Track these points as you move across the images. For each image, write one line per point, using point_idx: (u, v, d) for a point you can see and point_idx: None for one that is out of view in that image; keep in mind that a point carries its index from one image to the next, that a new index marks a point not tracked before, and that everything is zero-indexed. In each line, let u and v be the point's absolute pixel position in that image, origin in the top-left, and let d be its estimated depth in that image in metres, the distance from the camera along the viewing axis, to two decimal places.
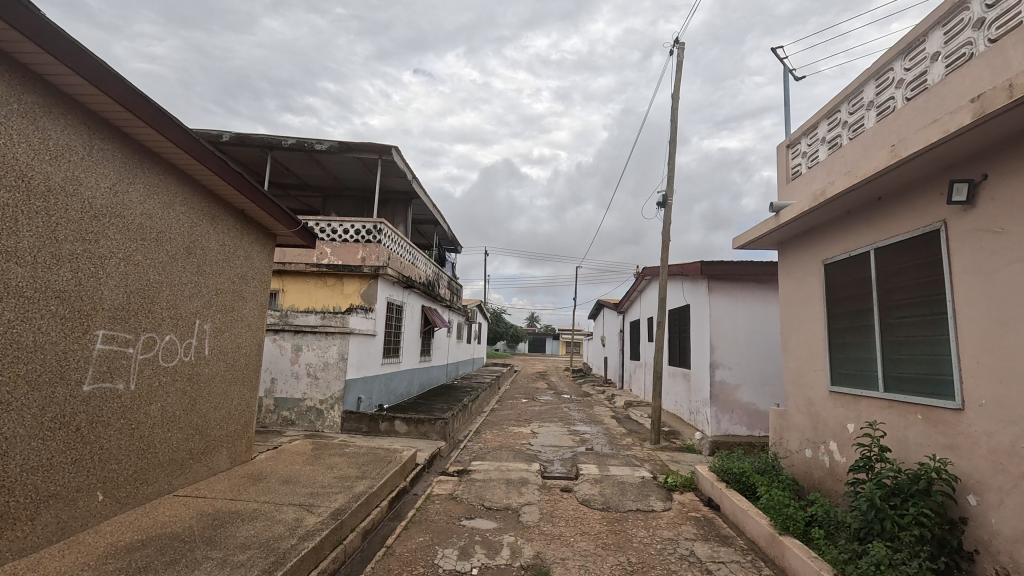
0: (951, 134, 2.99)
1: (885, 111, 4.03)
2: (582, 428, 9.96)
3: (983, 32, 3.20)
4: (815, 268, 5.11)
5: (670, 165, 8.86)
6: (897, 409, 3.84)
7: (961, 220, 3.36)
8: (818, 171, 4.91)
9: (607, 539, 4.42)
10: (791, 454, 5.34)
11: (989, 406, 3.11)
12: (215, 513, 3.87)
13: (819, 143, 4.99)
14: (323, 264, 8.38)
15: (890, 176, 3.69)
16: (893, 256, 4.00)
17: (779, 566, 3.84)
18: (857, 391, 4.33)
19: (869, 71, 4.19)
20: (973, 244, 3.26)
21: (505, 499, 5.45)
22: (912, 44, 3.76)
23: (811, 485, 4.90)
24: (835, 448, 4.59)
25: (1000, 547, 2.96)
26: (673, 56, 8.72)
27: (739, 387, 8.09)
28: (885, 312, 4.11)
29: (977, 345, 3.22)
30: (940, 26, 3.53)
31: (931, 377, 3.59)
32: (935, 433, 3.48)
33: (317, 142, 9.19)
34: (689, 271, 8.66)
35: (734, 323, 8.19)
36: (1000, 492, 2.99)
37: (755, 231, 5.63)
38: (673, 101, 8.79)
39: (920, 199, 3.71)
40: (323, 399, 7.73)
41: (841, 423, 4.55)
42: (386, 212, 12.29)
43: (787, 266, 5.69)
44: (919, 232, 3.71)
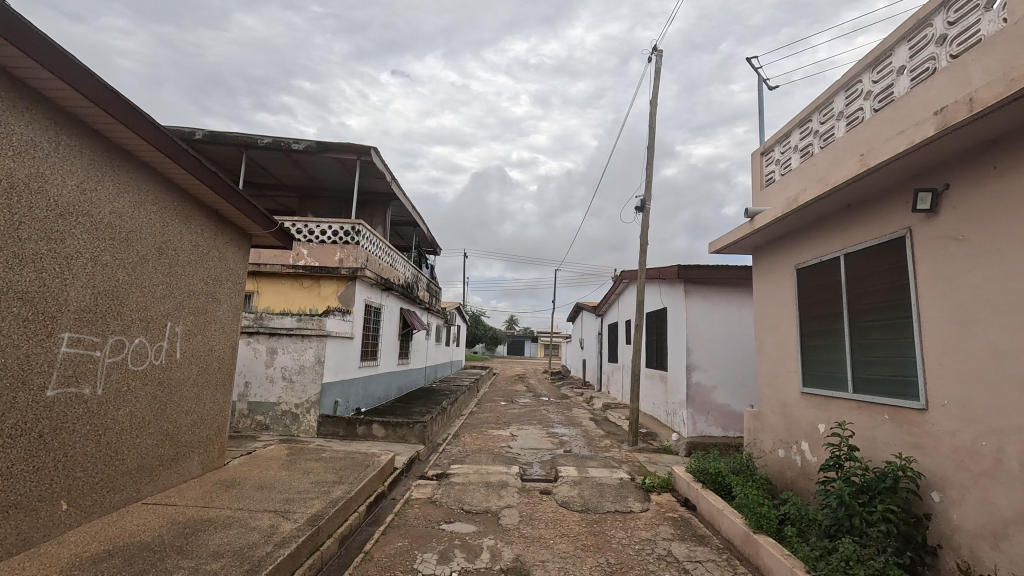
0: (917, 144, 3.10)
1: (855, 122, 4.17)
2: (561, 431, 10.01)
3: (945, 48, 3.34)
4: (788, 272, 5.25)
5: (648, 170, 9.03)
6: (865, 410, 3.97)
7: (925, 228, 3.50)
8: (791, 179, 5.06)
9: (585, 541, 4.45)
10: (765, 454, 5.46)
11: (952, 406, 3.23)
12: (185, 521, 3.76)
13: (791, 151, 5.14)
14: (299, 266, 8.23)
15: (857, 184, 3.83)
16: (862, 261, 4.14)
17: (752, 564, 3.94)
18: (828, 392, 4.47)
19: (839, 82, 4.33)
20: (937, 250, 3.39)
21: (485, 502, 5.43)
22: (879, 57, 3.91)
23: (784, 483, 5.04)
24: (807, 448, 4.72)
25: (961, 541, 3.09)
26: (651, 63, 8.89)
27: (715, 389, 8.24)
28: (853, 316, 4.25)
29: (940, 348, 3.35)
30: (906, 41, 3.67)
31: (897, 378, 3.73)
32: (902, 432, 3.60)
33: (294, 142, 9.03)
34: (666, 275, 8.79)
35: (710, 326, 8.32)
36: (962, 489, 3.12)
37: (731, 237, 5.76)
38: (650, 109, 8.97)
39: (888, 206, 3.85)
40: (298, 403, 7.60)
41: (812, 424, 4.68)
42: (364, 213, 12.14)
43: (760, 271, 5.85)
44: (886, 239, 3.86)
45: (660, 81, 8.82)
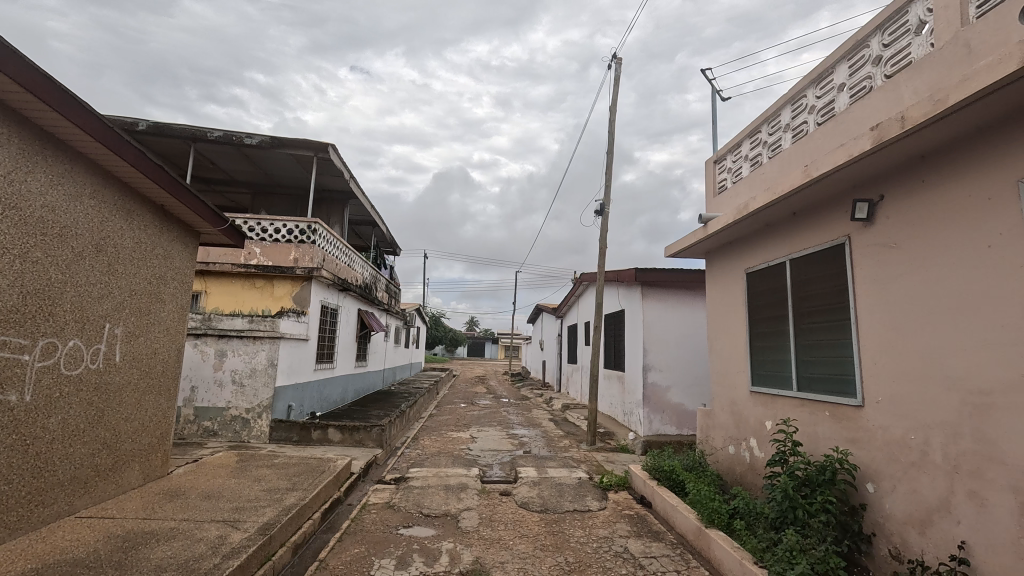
0: (856, 157, 3.30)
1: (800, 134, 4.41)
2: (520, 432, 10.06)
3: (880, 68, 3.58)
4: (738, 276, 5.48)
5: (607, 175, 9.22)
6: (808, 407, 4.19)
7: (862, 236, 3.74)
8: (742, 187, 5.28)
9: (544, 541, 4.49)
10: (716, 451, 5.67)
11: (884, 403, 3.46)
12: (125, 535, 3.55)
13: (742, 161, 5.37)
14: (251, 265, 7.92)
15: (803, 194, 4.04)
16: (806, 266, 4.38)
17: (704, 557, 4.08)
18: (774, 391, 4.69)
19: (786, 96, 4.56)
20: (873, 258, 3.62)
21: (444, 505, 5.39)
22: (822, 74, 4.14)
23: (733, 479, 5.24)
24: (755, 445, 4.94)
25: (892, 529, 3.31)
26: (611, 70, 9.10)
27: (670, 389, 8.48)
28: (797, 318, 4.48)
29: (875, 348, 3.58)
30: (845, 61, 3.91)
31: (836, 377, 3.96)
32: (840, 428, 3.83)
33: (247, 136, 8.70)
34: (624, 278, 8.99)
35: (665, 327, 8.57)
36: (893, 480, 3.34)
37: (685, 241, 5.96)
38: (609, 115, 9.17)
39: (829, 215, 4.08)
40: (249, 408, 7.31)
41: (760, 421, 4.90)
42: (321, 212, 11.81)
43: (713, 275, 6.08)
44: (827, 246, 4.09)
45: (620, 88, 9.03)
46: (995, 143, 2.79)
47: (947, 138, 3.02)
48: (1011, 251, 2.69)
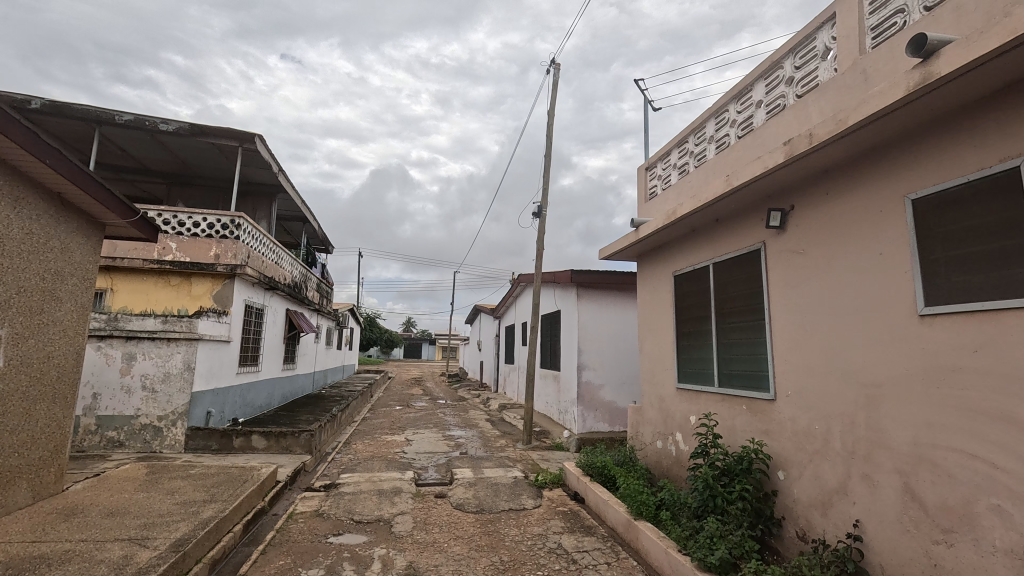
0: (770, 169, 3.57)
1: (722, 146, 4.70)
2: (457, 433, 9.99)
3: (792, 88, 3.89)
4: (666, 279, 5.75)
5: (545, 178, 9.38)
6: (728, 402, 4.48)
7: (775, 242, 4.04)
8: (670, 194, 5.56)
9: (479, 541, 4.49)
10: (645, 446, 5.92)
11: (793, 396, 3.76)
12: (7, 562, 3.15)
13: (671, 169, 5.65)
14: (166, 261, 7.29)
15: (724, 202, 4.31)
16: (727, 270, 4.67)
17: (633, 548, 4.25)
18: (698, 387, 4.96)
19: (711, 110, 4.85)
20: (785, 262, 3.93)
21: (376, 511, 5.25)
22: (742, 91, 4.45)
23: (660, 472, 5.50)
24: (680, 439, 5.20)
25: (799, 512, 3.61)
26: (549, 75, 9.26)
27: (603, 387, 8.76)
28: (719, 319, 4.77)
29: (785, 346, 3.88)
30: (763, 79, 4.22)
31: (752, 373, 4.26)
32: (755, 420, 4.11)
33: (161, 121, 8.03)
34: (560, 279, 9.18)
35: (599, 327, 8.83)
36: (799, 467, 3.64)
37: (618, 244, 6.18)
38: (547, 119, 9.33)
39: (747, 222, 4.38)
40: (162, 416, 6.76)
41: (685, 416, 5.17)
42: (246, 205, 11.14)
43: (643, 277, 6.34)
44: (746, 251, 4.39)
45: (557, 93, 9.21)
46: (883, 161, 3.11)
47: (845, 156, 3.33)
48: (894, 259, 3.01)
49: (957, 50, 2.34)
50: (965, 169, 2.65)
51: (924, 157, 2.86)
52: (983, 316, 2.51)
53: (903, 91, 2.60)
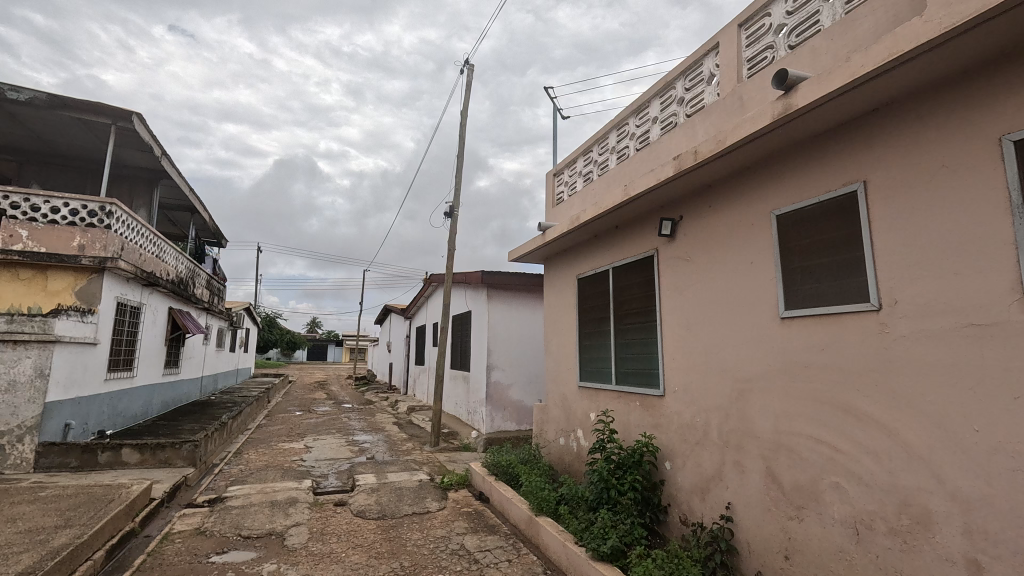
0: (662, 182, 3.85)
1: (623, 157, 4.98)
2: (362, 437, 9.64)
3: (682, 108, 4.22)
4: (571, 281, 5.98)
5: (457, 178, 9.35)
6: (623, 398, 4.75)
7: (666, 250, 4.36)
8: (575, 200, 5.79)
9: (379, 548, 4.36)
10: (548, 443, 6.11)
11: (679, 391, 4.07)
12: None
13: (577, 176, 5.89)
14: (13, 252, 6.26)
15: (622, 210, 4.58)
16: (624, 274, 4.96)
17: (534, 544, 4.38)
18: (597, 385, 5.22)
19: (613, 122, 5.12)
20: (673, 268, 4.25)
21: (268, 524, 4.91)
22: (641, 107, 4.74)
23: (562, 468, 5.70)
24: (581, 435, 5.43)
25: (682, 499, 3.92)
26: (463, 75, 9.25)
27: (511, 386, 8.91)
28: (616, 320, 5.05)
29: (673, 345, 4.19)
30: (658, 98, 4.53)
31: (645, 371, 4.56)
32: (647, 415, 4.41)
33: (11, 89, 6.91)
34: (471, 280, 9.20)
35: (508, 328, 8.98)
36: (683, 457, 3.95)
37: (527, 247, 6.33)
38: (460, 120, 9.31)
39: (643, 230, 4.68)
40: (4, 430, 5.82)
41: (585, 413, 5.41)
42: (120, 191, 9.92)
43: (550, 279, 6.54)
44: (641, 257, 4.69)
45: (471, 94, 9.23)
46: (754, 179, 3.46)
47: (724, 173, 3.67)
48: (762, 267, 3.37)
49: (812, 86, 2.67)
50: (816, 190, 3.02)
51: (786, 178, 3.22)
52: (828, 319, 2.89)
53: (770, 118, 2.92)
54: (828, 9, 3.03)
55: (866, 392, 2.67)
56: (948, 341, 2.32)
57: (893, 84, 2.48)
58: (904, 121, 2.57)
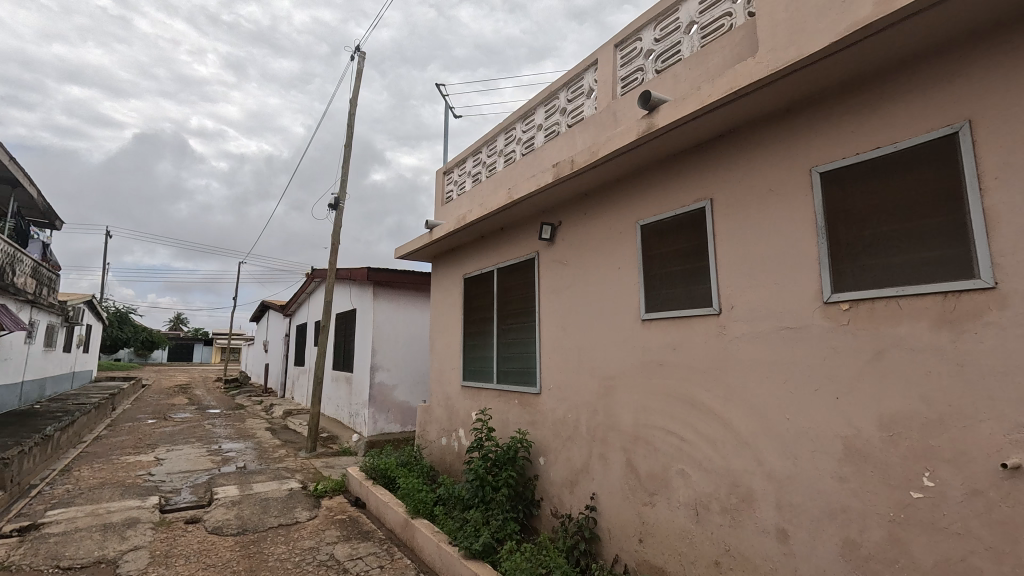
0: (542, 187, 3.99)
1: (509, 160, 5.08)
2: (227, 446, 8.77)
3: (564, 118, 4.40)
4: (457, 281, 5.97)
5: (344, 169, 8.90)
6: (503, 397, 4.84)
7: (546, 253, 4.52)
8: (463, 199, 5.79)
9: (235, 567, 3.98)
10: (430, 444, 6.04)
11: (553, 389, 4.24)
12: None
13: (466, 176, 5.90)
14: None
15: (507, 212, 4.67)
16: (507, 275, 5.06)
17: (409, 547, 4.30)
18: (479, 384, 5.26)
19: (501, 125, 5.20)
20: (552, 271, 4.42)
21: (97, 551, 4.25)
22: (528, 113, 4.87)
23: (443, 468, 5.66)
24: (462, 434, 5.44)
25: (553, 492, 4.09)
26: (353, 62, 8.84)
27: (396, 387, 8.67)
28: (499, 320, 5.13)
29: (550, 345, 4.35)
30: (543, 106, 4.69)
31: (523, 370, 4.69)
32: (524, 413, 4.54)
33: None
34: (356, 276, 8.82)
35: (394, 327, 8.73)
36: (555, 452, 4.12)
37: (413, 245, 6.21)
38: (349, 108, 8.88)
39: (525, 233, 4.81)
40: None
41: (467, 412, 5.43)
42: None
43: (436, 278, 6.47)
44: (524, 259, 4.82)
45: (361, 83, 8.85)
46: (624, 191, 3.72)
47: (599, 183, 3.89)
48: (627, 273, 3.63)
49: (670, 109, 2.93)
50: (672, 204, 3.32)
51: (649, 191, 3.50)
52: (679, 321, 3.19)
53: (636, 135, 3.16)
54: (688, 42, 3.34)
55: (707, 388, 2.99)
56: (769, 341, 2.68)
57: (733, 114, 2.81)
58: (741, 148, 2.92)
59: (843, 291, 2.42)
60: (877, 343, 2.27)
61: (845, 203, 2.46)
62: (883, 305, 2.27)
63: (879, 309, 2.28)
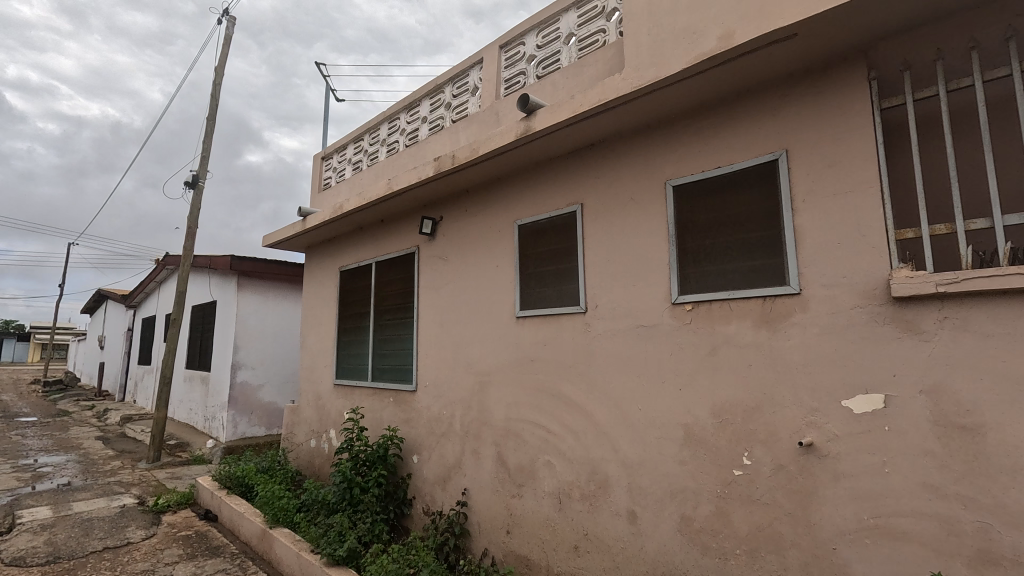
0: (423, 180, 3.91)
1: (392, 151, 4.92)
2: (40, 460, 7.37)
3: (449, 113, 4.36)
4: (332, 274, 5.64)
5: (205, 144, 7.95)
6: (377, 395, 4.67)
7: (426, 248, 4.44)
8: (341, 187, 5.48)
9: None
10: (297, 447, 5.64)
11: (429, 386, 4.19)
12: None
13: (345, 163, 5.59)
14: None
15: (387, 204, 4.50)
16: (386, 269, 4.89)
17: (266, 560, 3.96)
18: (353, 383, 5.02)
19: (385, 114, 5.02)
20: (432, 266, 4.36)
21: None
22: (412, 104, 4.75)
23: (310, 472, 5.32)
24: (332, 435, 5.15)
25: (425, 490, 4.03)
26: (220, 25, 7.94)
27: (261, 387, 7.97)
28: (376, 316, 4.95)
29: (427, 341, 4.29)
30: (428, 98, 4.60)
31: (399, 367, 4.57)
32: (399, 411, 4.42)
33: None
34: (217, 265, 7.94)
35: (261, 322, 8.02)
36: (429, 450, 4.07)
37: (284, 233, 5.74)
38: (214, 77, 7.96)
39: (406, 226, 4.69)
40: None
41: (339, 412, 5.15)
42: None
43: (310, 270, 6.06)
44: (403, 253, 4.69)
45: (230, 51, 7.97)
46: (503, 190, 3.78)
47: (480, 180, 3.91)
48: (504, 271, 3.70)
49: (546, 114, 3.04)
50: (547, 206, 3.45)
51: (527, 192, 3.60)
52: (550, 319, 3.32)
53: (514, 136, 3.23)
54: (566, 52, 3.49)
55: (572, 382, 3.15)
56: (626, 338, 2.90)
57: (603, 125, 2.98)
58: (609, 158, 3.12)
59: (688, 293, 2.69)
60: (712, 340, 2.57)
61: (692, 214, 2.74)
62: (718, 307, 2.57)
63: (715, 309, 2.58)
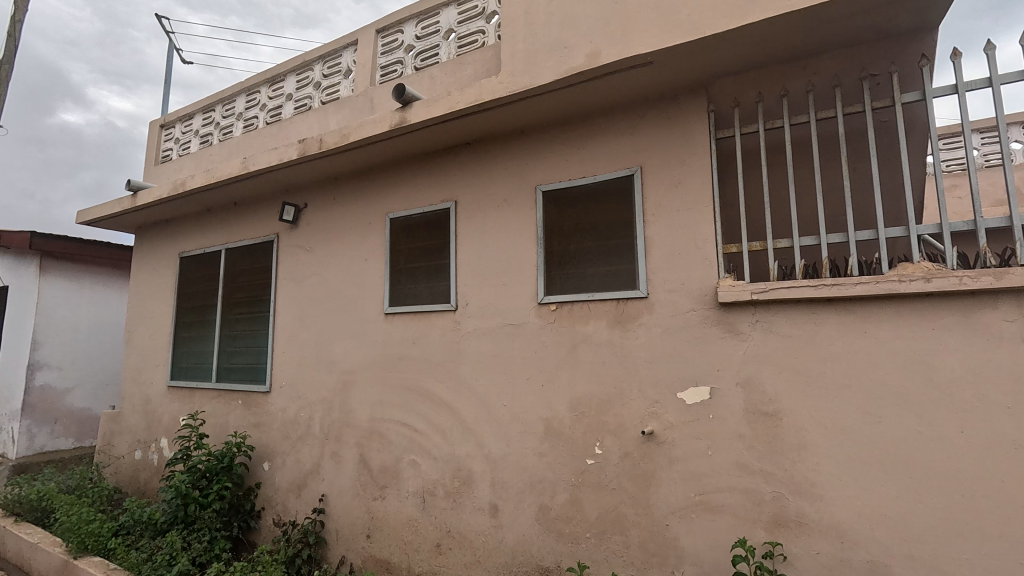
0: (285, 162, 3.58)
1: (249, 127, 4.43)
2: None
3: (318, 93, 4.06)
4: (170, 260, 4.92)
5: None
6: (223, 398, 4.18)
7: (287, 236, 4.08)
8: (185, 162, 4.81)
9: None
10: (117, 461, 4.82)
11: (286, 387, 3.86)
12: None
13: (191, 135, 4.91)
14: None
15: (241, 185, 4.05)
16: (238, 257, 4.40)
17: None
18: (192, 384, 4.43)
19: (242, 85, 4.51)
20: (293, 257, 4.02)
21: None
22: (276, 78, 4.33)
23: (133, 489, 4.58)
24: (164, 445, 4.50)
25: (277, 500, 3.71)
26: None
27: (70, 391, 6.67)
28: (224, 309, 4.42)
29: (285, 338, 3.95)
30: (295, 74, 4.23)
31: (251, 366, 4.14)
32: (248, 415, 4.01)
33: None
34: (10, 243, 6.46)
35: (72, 314, 6.71)
36: (282, 455, 3.75)
37: (107, 209, 4.86)
38: None
39: (264, 211, 4.26)
40: None
41: (173, 417, 4.52)
42: None
43: (141, 255, 5.22)
44: (260, 241, 4.25)
45: None
46: (375, 181, 3.62)
47: (350, 168, 3.70)
48: (373, 265, 3.54)
49: (422, 107, 2.97)
50: (421, 201, 3.38)
51: (400, 185, 3.49)
52: (420, 316, 3.26)
53: (389, 126, 3.10)
54: (445, 47, 3.45)
55: (440, 380, 3.13)
56: (495, 336, 2.95)
57: (479, 125, 3.00)
58: (484, 158, 3.15)
59: (553, 294, 2.83)
60: (573, 338, 2.73)
61: (558, 220, 2.89)
62: (579, 307, 2.74)
63: (576, 310, 2.75)
